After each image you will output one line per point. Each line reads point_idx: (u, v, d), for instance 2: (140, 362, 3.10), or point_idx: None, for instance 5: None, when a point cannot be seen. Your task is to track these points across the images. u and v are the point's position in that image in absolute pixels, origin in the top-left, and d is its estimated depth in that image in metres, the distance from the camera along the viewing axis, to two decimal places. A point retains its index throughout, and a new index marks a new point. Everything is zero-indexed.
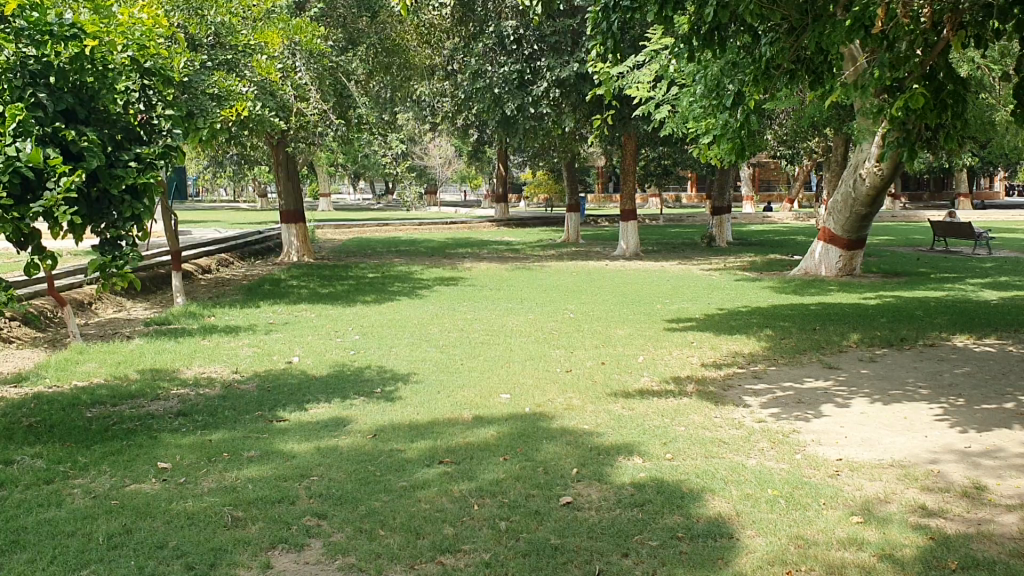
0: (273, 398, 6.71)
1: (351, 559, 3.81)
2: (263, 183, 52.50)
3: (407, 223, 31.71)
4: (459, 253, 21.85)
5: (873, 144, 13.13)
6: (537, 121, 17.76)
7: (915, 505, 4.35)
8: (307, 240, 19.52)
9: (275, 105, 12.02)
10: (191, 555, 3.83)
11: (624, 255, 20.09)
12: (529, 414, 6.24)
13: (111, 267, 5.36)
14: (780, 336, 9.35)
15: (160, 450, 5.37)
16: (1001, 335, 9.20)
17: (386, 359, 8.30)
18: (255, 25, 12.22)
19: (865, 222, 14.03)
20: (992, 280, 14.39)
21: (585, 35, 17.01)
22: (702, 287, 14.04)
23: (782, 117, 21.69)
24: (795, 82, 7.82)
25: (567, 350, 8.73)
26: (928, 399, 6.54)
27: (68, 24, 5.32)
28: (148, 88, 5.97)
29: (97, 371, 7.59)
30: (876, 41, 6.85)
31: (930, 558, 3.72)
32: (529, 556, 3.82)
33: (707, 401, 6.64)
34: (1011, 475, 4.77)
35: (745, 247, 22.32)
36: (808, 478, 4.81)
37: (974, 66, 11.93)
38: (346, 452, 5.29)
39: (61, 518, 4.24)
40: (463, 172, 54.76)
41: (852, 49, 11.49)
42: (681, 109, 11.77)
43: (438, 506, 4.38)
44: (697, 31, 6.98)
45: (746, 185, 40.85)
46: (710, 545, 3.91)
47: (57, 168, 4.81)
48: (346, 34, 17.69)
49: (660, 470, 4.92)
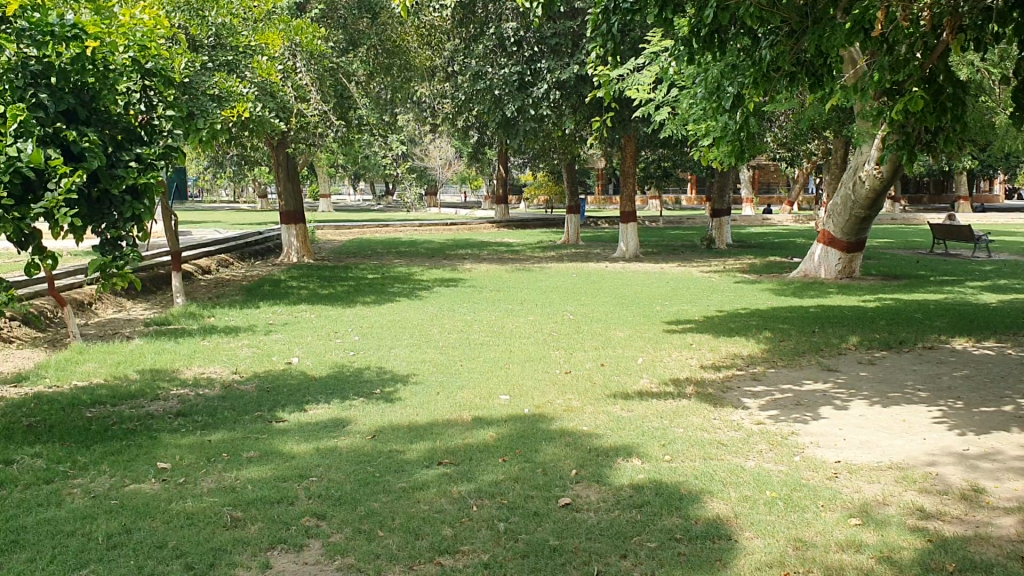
0: (274, 398, 6.73)
1: (350, 560, 3.82)
2: (262, 184, 52.64)
3: (408, 224, 31.78)
4: (460, 254, 21.88)
5: (873, 146, 13.14)
6: (537, 122, 17.77)
7: (914, 508, 4.36)
8: (307, 240, 19.53)
9: (275, 106, 12.04)
10: (190, 555, 3.84)
11: (623, 257, 20.10)
12: (528, 416, 6.24)
13: (111, 266, 5.36)
14: (779, 338, 9.35)
15: (160, 450, 5.38)
16: (1001, 338, 9.20)
17: (385, 360, 8.32)
18: (255, 26, 12.27)
19: (864, 225, 14.04)
20: (991, 283, 14.39)
21: (585, 37, 17.01)
22: (702, 289, 14.05)
23: (781, 119, 21.72)
24: (795, 86, 7.76)
25: (567, 352, 8.74)
26: (927, 402, 6.54)
27: (69, 25, 5.32)
28: (149, 89, 6.01)
29: (96, 371, 7.60)
30: (876, 44, 6.86)
31: (928, 560, 3.74)
32: (528, 557, 3.83)
33: (706, 402, 6.65)
34: (1008, 478, 4.79)
35: (744, 249, 22.36)
36: (807, 480, 4.82)
37: (974, 70, 12.01)
38: (346, 453, 5.30)
39: (62, 517, 4.25)
40: (461, 175, 54.73)
41: (853, 52, 11.66)
42: (682, 111, 11.77)
43: (437, 507, 4.39)
44: (697, 34, 6.98)
45: (746, 187, 40.97)
46: (709, 547, 3.92)
47: (58, 169, 4.83)
48: (346, 35, 17.87)
49: (659, 472, 4.93)
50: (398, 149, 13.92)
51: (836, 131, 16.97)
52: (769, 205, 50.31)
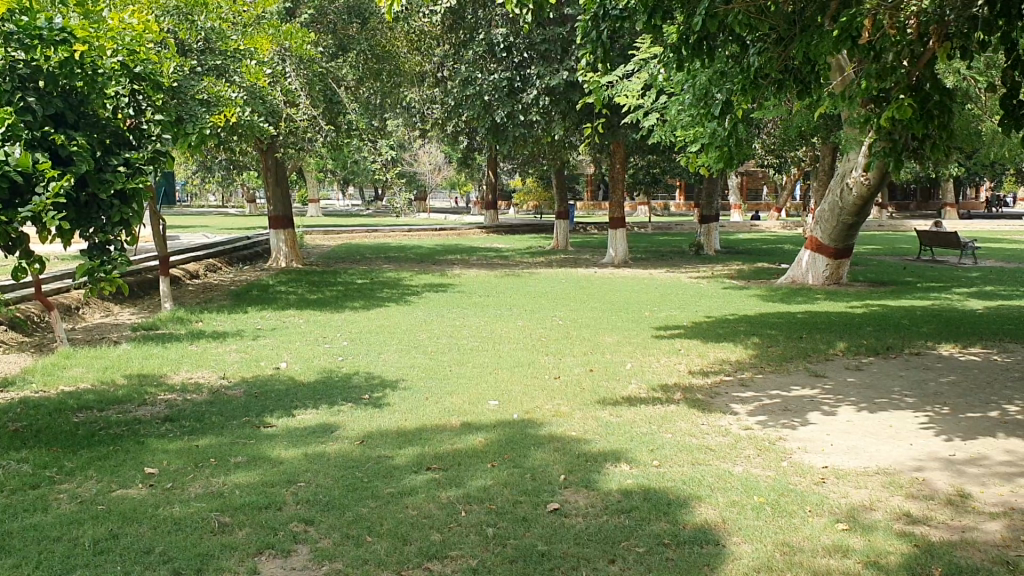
0: (262, 404, 6.71)
1: (338, 565, 3.81)
2: (251, 189, 52.66)
3: (398, 228, 31.78)
4: (448, 259, 21.85)
5: (860, 154, 13.18)
6: (526, 128, 17.80)
7: (900, 513, 4.37)
8: (296, 245, 19.45)
9: (265, 111, 11.87)
10: (178, 561, 3.82)
11: (612, 262, 20.04)
12: (516, 421, 6.24)
13: (99, 271, 5.30)
14: (766, 344, 9.39)
15: (148, 456, 5.35)
16: (986, 343, 9.27)
17: (375, 365, 8.31)
18: (245, 31, 12.23)
19: (852, 231, 14.12)
20: (978, 289, 14.49)
21: (575, 44, 17.11)
22: (691, 294, 14.06)
23: (769, 125, 21.84)
24: (783, 92, 7.87)
25: (557, 357, 8.74)
26: (914, 408, 6.56)
27: (57, 28, 5.30)
28: (138, 93, 5.99)
29: (84, 376, 7.57)
30: (864, 52, 6.91)
31: (915, 565, 3.75)
32: (517, 562, 3.83)
33: (695, 407, 6.69)
34: (994, 483, 4.81)
35: (731, 254, 22.49)
36: (794, 485, 4.83)
37: (961, 77, 12.19)
38: (334, 459, 5.29)
39: (50, 522, 4.24)
40: (454, 180, 54.98)
41: (840, 59, 11.86)
42: (670, 118, 11.68)
43: (426, 513, 4.38)
44: (685, 41, 7.02)
45: (734, 193, 41.38)
46: (696, 551, 3.93)
47: (46, 173, 4.78)
48: (335, 40, 17.57)
49: (648, 477, 4.93)
50: (388, 154, 13.85)
51: (825, 136, 16.97)
52: (757, 211, 50.52)
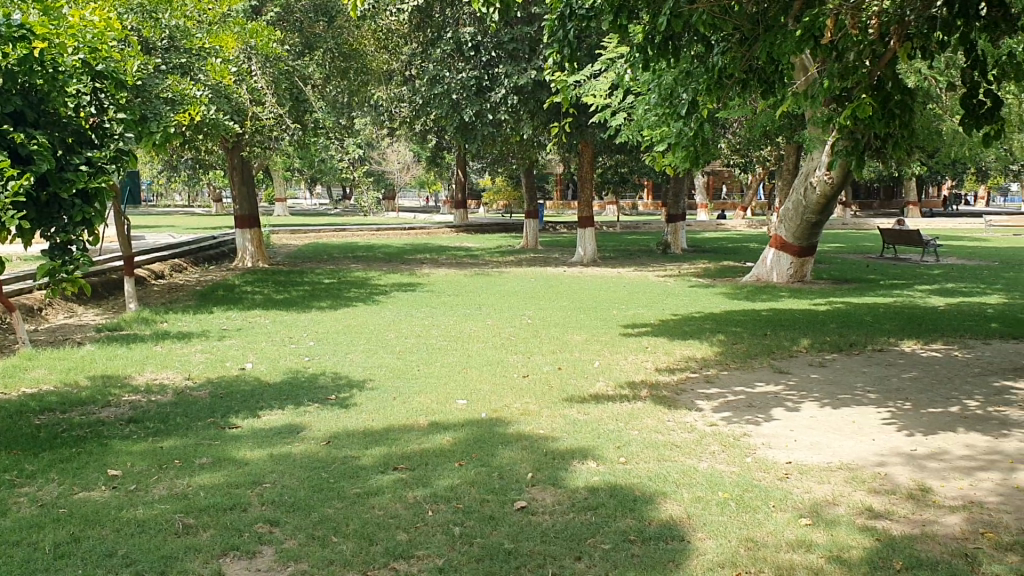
0: (228, 405, 6.66)
1: (304, 566, 3.80)
2: (217, 188, 52.15)
3: (366, 227, 31.65)
4: (416, 258, 21.80)
5: (824, 153, 13.33)
6: (494, 127, 17.79)
7: (862, 508, 4.43)
8: (262, 245, 19.29)
9: (229, 109, 11.71)
10: (140, 563, 3.79)
11: (580, 261, 20.08)
12: (484, 420, 6.24)
13: (61, 272, 5.27)
14: (731, 341, 9.47)
15: (111, 458, 5.29)
16: (947, 340, 9.41)
17: (342, 365, 8.28)
18: (209, 29, 12.08)
19: (816, 230, 14.27)
20: (940, 286, 14.70)
21: (542, 43, 17.16)
22: (659, 293, 14.15)
23: (734, 125, 22.00)
24: (748, 91, 7.93)
25: (524, 356, 8.76)
26: (876, 404, 6.65)
27: (16, 25, 5.23)
28: (100, 91, 5.89)
29: (45, 378, 7.47)
30: (826, 52, 6.99)
31: (876, 559, 3.80)
32: (483, 561, 3.84)
33: (661, 404, 6.74)
34: (954, 477, 4.89)
35: (698, 253, 22.64)
36: (758, 481, 4.88)
37: (922, 77, 12.34)
38: (300, 459, 5.26)
39: (9, 527, 4.18)
40: (423, 179, 54.83)
41: (803, 60, 11.89)
42: (636, 117, 11.74)
43: (392, 513, 4.37)
44: (650, 41, 7.04)
45: (701, 192, 41.64)
46: (661, 548, 3.95)
47: (5, 172, 4.71)
48: (302, 39, 17.35)
49: (614, 474, 4.96)
50: (355, 153, 13.78)
51: (790, 136, 17.14)
52: (724, 210, 50.88)
